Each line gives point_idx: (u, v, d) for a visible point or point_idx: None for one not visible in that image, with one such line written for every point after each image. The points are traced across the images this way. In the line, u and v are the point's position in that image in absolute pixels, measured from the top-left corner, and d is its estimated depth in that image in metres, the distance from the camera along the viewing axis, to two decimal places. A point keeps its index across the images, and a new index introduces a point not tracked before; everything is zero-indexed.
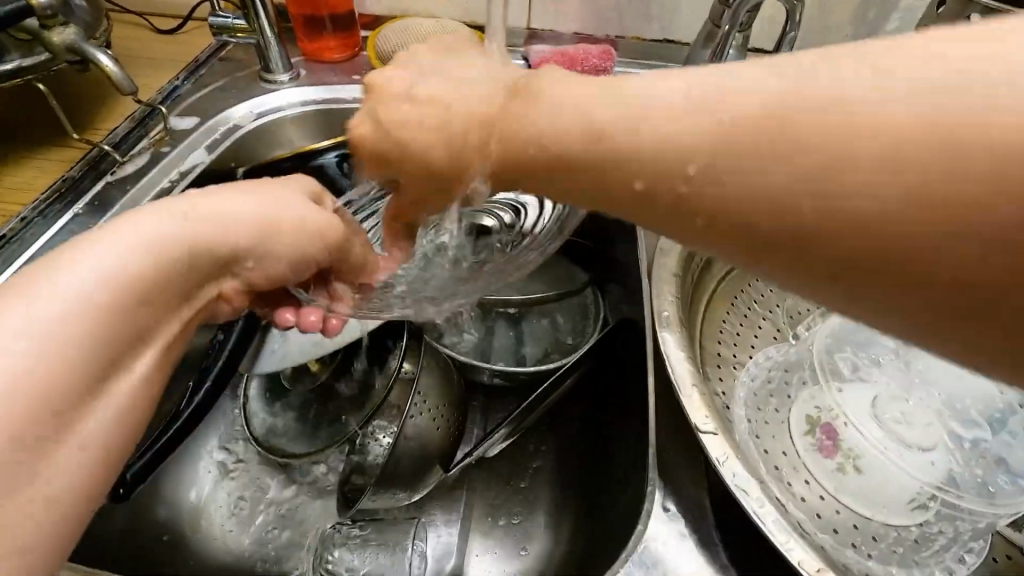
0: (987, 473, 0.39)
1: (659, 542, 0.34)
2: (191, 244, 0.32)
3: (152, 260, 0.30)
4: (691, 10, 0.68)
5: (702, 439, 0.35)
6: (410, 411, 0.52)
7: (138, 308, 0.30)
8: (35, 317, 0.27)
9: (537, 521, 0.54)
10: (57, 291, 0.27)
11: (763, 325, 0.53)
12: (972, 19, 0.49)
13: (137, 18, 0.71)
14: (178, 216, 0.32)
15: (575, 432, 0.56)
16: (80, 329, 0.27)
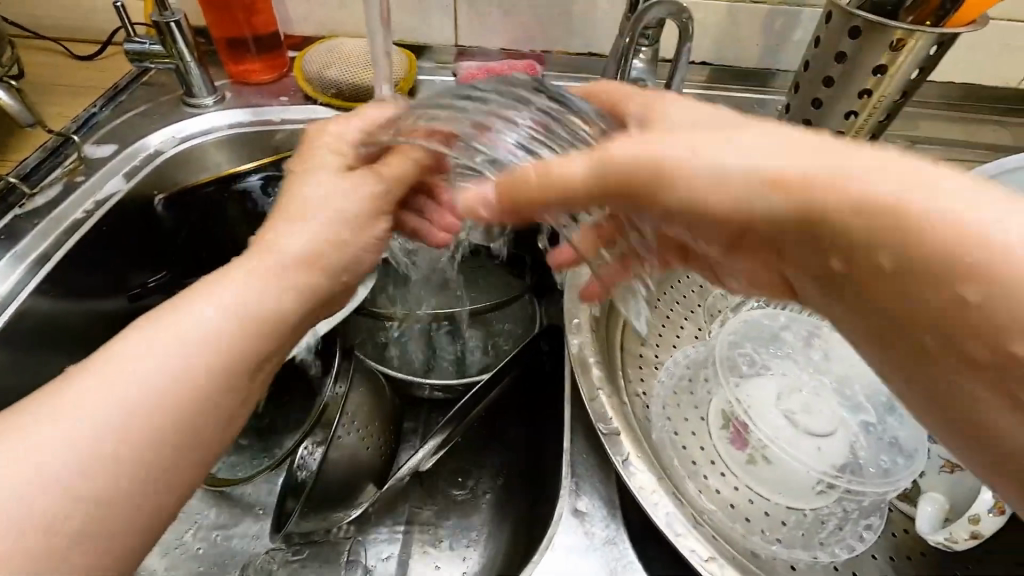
0: (879, 458, 0.42)
1: (569, 542, 0.36)
2: (255, 323, 0.32)
3: (209, 341, 0.30)
4: (609, 24, 0.71)
5: (604, 440, 0.36)
6: (340, 432, 0.52)
7: (207, 378, 0.29)
8: (67, 426, 0.26)
9: (479, 533, 0.54)
10: (117, 389, 0.27)
11: (686, 324, 0.55)
12: (857, 31, 0.54)
13: (52, 45, 0.70)
14: (200, 299, 0.31)
15: (514, 439, 0.57)
16: (147, 407, 0.27)
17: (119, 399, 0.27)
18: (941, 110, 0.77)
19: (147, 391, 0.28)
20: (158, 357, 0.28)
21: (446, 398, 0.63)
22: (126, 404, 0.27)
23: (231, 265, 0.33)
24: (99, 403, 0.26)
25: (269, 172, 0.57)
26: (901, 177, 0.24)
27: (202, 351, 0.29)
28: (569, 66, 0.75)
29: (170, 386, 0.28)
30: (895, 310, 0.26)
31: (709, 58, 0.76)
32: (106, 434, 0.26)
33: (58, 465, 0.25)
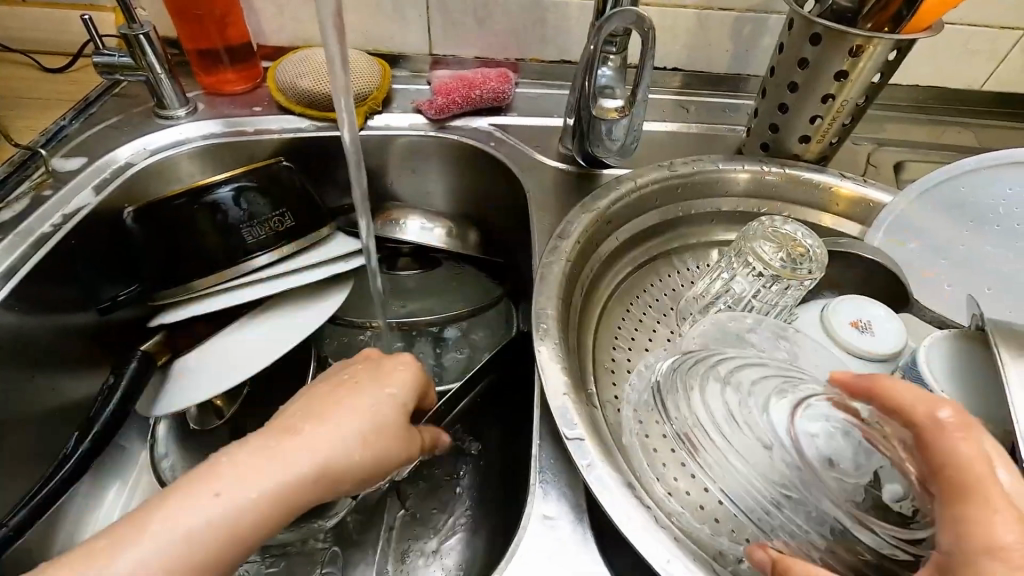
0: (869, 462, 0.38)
1: (536, 545, 0.36)
2: (337, 466, 0.36)
3: (300, 475, 0.35)
4: (580, 32, 0.72)
5: (569, 446, 0.37)
6: None
7: (283, 508, 0.34)
8: (165, 533, 0.31)
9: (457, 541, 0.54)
10: (217, 500, 0.33)
11: (659, 327, 0.56)
12: (817, 38, 0.55)
13: (22, 58, 0.69)
14: (311, 436, 0.36)
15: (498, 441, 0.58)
16: (227, 523, 0.32)
17: (210, 510, 0.32)
18: (907, 112, 0.79)
19: (210, 519, 0.32)
20: (250, 488, 0.33)
21: None
22: (225, 518, 0.32)
23: (352, 398, 0.39)
24: (197, 515, 0.32)
25: (241, 183, 0.57)
26: (966, 511, 0.28)
27: (276, 485, 0.34)
28: (542, 74, 0.76)
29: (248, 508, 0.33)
30: (968, 486, 0.28)
31: (680, 64, 0.77)
32: (191, 545, 0.31)
33: (148, 565, 0.30)
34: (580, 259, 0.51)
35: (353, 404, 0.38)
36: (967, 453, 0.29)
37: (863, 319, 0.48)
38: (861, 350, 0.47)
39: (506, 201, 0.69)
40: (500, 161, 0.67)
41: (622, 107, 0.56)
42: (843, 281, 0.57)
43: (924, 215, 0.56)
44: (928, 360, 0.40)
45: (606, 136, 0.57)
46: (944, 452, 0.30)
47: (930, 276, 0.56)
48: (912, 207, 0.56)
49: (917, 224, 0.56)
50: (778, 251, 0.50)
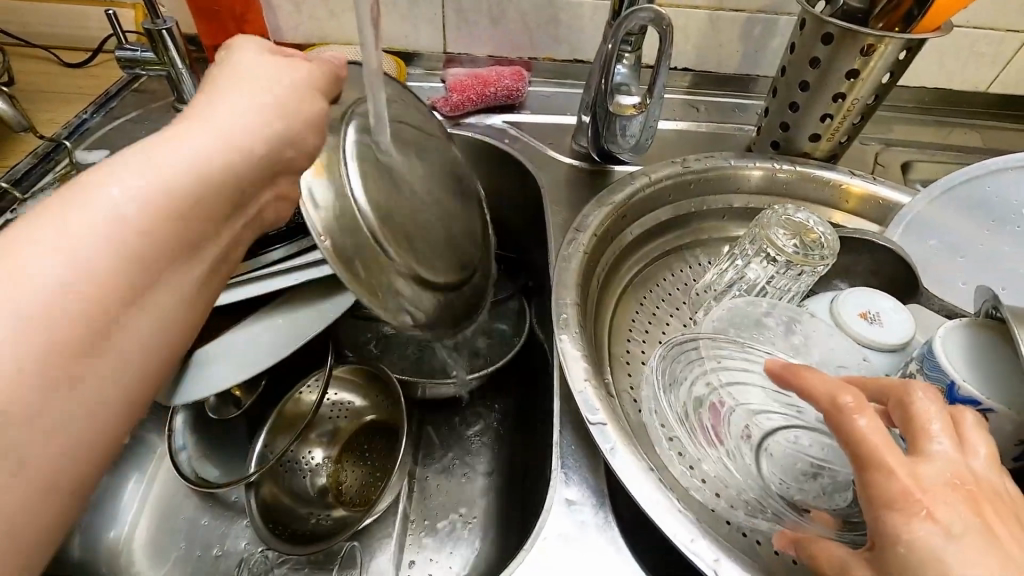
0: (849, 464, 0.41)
1: (559, 530, 0.36)
2: (249, 141, 0.32)
3: (194, 167, 0.29)
4: (592, 31, 0.73)
5: (593, 430, 0.37)
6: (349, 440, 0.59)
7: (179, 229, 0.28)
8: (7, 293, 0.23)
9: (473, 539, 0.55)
10: (68, 239, 0.25)
11: (672, 319, 0.57)
12: (829, 37, 0.56)
13: (43, 53, 0.70)
14: (194, 120, 0.31)
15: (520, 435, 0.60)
16: (111, 240, 0.26)
17: (63, 262, 0.24)
18: (913, 113, 0.80)
19: (73, 263, 0.24)
20: (120, 192, 0.27)
21: (441, 399, 0.64)
22: (72, 296, 0.24)
23: (217, 77, 0.33)
24: (26, 279, 0.23)
25: None
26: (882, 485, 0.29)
27: (163, 181, 0.28)
28: (554, 73, 0.77)
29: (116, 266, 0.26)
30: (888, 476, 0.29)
31: (690, 65, 0.78)
32: (47, 317, 0.24)
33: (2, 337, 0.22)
34: (597, 251, 0.52)
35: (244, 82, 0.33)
36: (864, 427, 0.31)
37: (872, 311, 0.49)
38: (875, 342, 0.47)
39: (520, 197, 0.69)
40: (514, 157, 0.68)
41: (638, 104, 0.57)
42: (855, 277, 0.58)
43: (944, 214, 0.57)
44: (942, 347, 0.41)
45: (621, 132, 0.58)
46: (846, 428, 0.31)
47: (944, 271, 0.57)
48: (930, 208, 0.57)
49: (939, 222, 0.57)
50: (792, 238, 0.51)
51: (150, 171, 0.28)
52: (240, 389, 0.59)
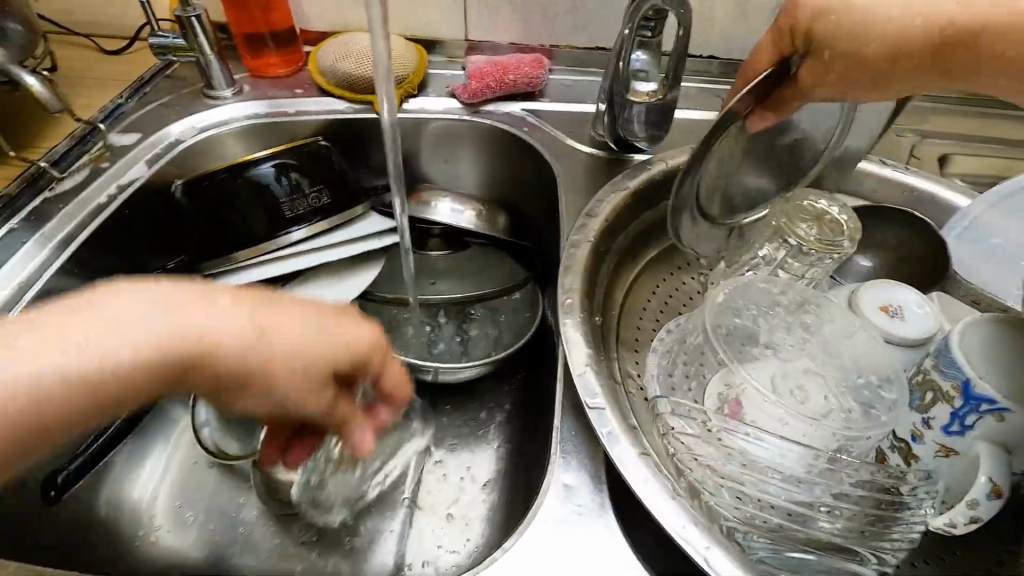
0: (894, 475, 0.39)
1: (555, 515, 0.36)
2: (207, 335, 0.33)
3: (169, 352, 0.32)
4: (614, 19, 0.72)
5: (590, 414, 0.37)
6: None
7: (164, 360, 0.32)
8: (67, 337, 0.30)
9: (473, 528, 0.57)
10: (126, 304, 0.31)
11: (692, 300, 0.56)
12: None
13: (83, 41, 0.73)
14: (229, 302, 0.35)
15: (530, 421, 0.61)
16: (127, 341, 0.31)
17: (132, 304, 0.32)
18: (959, 103, 0.74)
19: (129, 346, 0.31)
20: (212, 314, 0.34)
21: (451, 382, 0.63)
22: (78, 355, 0.29)
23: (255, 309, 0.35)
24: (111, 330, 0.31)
25: (284, 160, 0.57)
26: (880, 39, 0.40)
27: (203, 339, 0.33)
28: (576, 60, 0.76)
29: (151, 348, 0.31)
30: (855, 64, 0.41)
31: (717, 52, 0.75)
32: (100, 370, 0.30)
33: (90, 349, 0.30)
34: (610, 234, 0.52)
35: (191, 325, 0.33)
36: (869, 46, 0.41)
37: (893, 305, 0.46)
38: (898, 335, 0.44)
39: (539, 186, 0.69)
40: (532, 146, 0.67)
41: (655, 91, 0.57)
42: (880, 272, 0.56)
43: (1002, 219, 0.55)
44: (959, 341, 0.39)
45: (639, 118, 0.58)
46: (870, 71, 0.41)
47: (992, 276, 0.53)
48: (989, 213, 0.55)
49: (991, 231, 0.55)
50: (813, 227, 0.50)
51: (212, 301, 0.34)
52: None
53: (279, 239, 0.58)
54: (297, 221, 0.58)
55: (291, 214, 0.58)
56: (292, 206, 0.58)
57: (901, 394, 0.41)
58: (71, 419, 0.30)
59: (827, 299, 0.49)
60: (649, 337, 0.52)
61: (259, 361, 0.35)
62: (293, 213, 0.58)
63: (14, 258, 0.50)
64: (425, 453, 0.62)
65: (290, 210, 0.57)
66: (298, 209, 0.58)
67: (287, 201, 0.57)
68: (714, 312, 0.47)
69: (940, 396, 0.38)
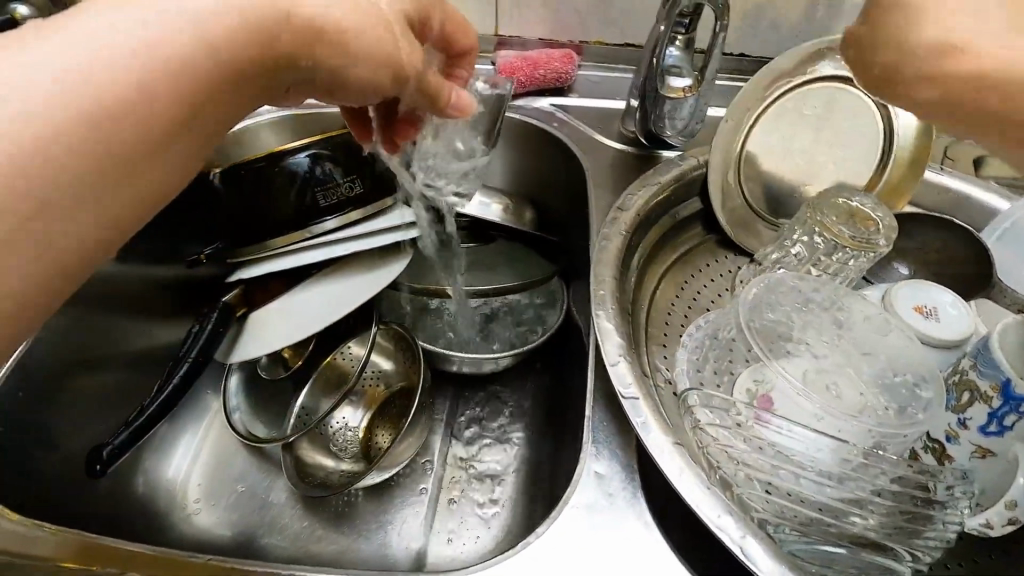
0: (929, 472, 0.38)
1: (586, 500, 0.37)
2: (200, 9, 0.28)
3: (172, 31, 0.27)
4: (646, 15, 0.72)
5: (625, 405, 0.38)
6: (385, 408, 0.62)
7: (166, 60, 0.27)
8: (32, 59, 0.25)
9: (499, 517, 0.57)
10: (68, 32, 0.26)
11: (722, 295, 0.55)
12: None
13: None
14: None
15: (555, 414, 0.62)
16: (92, 71, 0.26)
17: (95, 24, 0.26)
18: None
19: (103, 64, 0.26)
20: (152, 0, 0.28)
21: (475, 373, 0.64)
22: (75, 73, 0.26)
23: None
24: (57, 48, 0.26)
25: (318, 151, 0.56)
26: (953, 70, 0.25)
27: (171, 30, 0.27)
28: (605, 56, 0.76)
29: (168, 45, 0.27)
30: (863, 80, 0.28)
31: (748, 50, 0.74)
32: (91, 81, 0.26)
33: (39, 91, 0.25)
34: (641, 228, 0.52)
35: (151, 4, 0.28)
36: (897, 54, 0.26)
37: (929, 306, 0.46)
38: (933, 337, 0.44)
39: (567, 182, 0.70)
40: (561, 142, 0.68)
41: (689, 87, 0.57)
42: (913, 274, 0.56)
43: None
44: (1000, 342, 0.38)
45: (671, 114, 0.58)
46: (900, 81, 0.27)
47: None
48: None
49: None
50: (847, 223, 0.49)
51: None
52: (289, 351, 0.62)
53: (314, 227, 0.58)
54: (332, 212, 0.58)
55: (330, 204, 0.58)
56: (328, 197, 0.58)
57: (937, 393, 0.41)
58: (117, 169, 0.28)
59: (863, 299, 0.48)
60: (677, 334, 0.52)
61: (309, 33, 0.31)
62: (329, 204, 0.58)
63: None
64: (450, 441, 0.63)
65: (329, 200, 0.58)
66: (334, 201, 0.58)
67: (323, 193, 0.57)
68: (747, 306, 0.47)
69: (977, 396, 0.38)
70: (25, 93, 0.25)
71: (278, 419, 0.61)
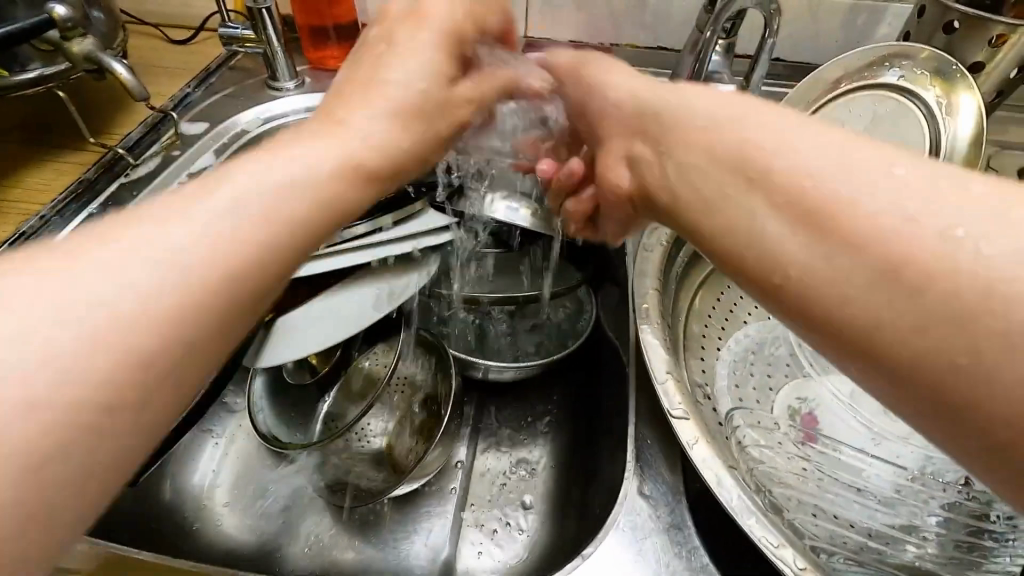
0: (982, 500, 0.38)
1: (633, 523, 0.36)
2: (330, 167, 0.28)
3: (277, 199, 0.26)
4: (680, 17, 0.70)
5: (673, 424, 0.36)
6: (411, 415, 0.61)
7: (263, 244, 0.25)
8: (113, 265, 0.22)
9: (528, 528, 0.57)
10: (155, 235, 0.23)
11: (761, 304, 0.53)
12: (952, 26, 0.51)
13: (152, 29, 0.75)
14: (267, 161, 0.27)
15: (583, 424, 0.60)
16: (196, 265, 0.23)
17: (195, 218, 0.24)
18: None
19: (216, 242, 0.24)
20: (279, 165, 0.27)
21: (501, 380, 0.62)
22: (159, 274, 0.22)
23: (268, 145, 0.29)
24: (149, 235, 0.23)
25: None
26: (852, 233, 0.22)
27: (276, 199, 0.26)
28: (636, 59, 0.74)
29: (244, 253, 0.25)
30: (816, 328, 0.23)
31: (784, 53, 0.72)
32: (187, 275, 0.23)
33: (126, 307, 0.21)
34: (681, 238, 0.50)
35: (240, 182, 0.26)
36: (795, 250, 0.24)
37: None
38: None
39: None
40: None
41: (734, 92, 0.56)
42: None
43: None
44: None
45: None
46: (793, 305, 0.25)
47: None
48: None
49: None
50: None
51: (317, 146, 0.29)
52: (315, 358, 0.61)
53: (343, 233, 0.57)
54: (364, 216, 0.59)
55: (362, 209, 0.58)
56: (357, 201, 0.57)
57: None
58: (143, 375, 0.22)
59: None
60: (715, 346, 0.49)
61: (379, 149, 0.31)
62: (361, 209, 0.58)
63: None
64: (477, 449, 0.62)
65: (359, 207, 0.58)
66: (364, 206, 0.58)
67: None
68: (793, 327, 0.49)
69: None
70: (90, 348, 0.20)
71: (305, 425, 0.61)
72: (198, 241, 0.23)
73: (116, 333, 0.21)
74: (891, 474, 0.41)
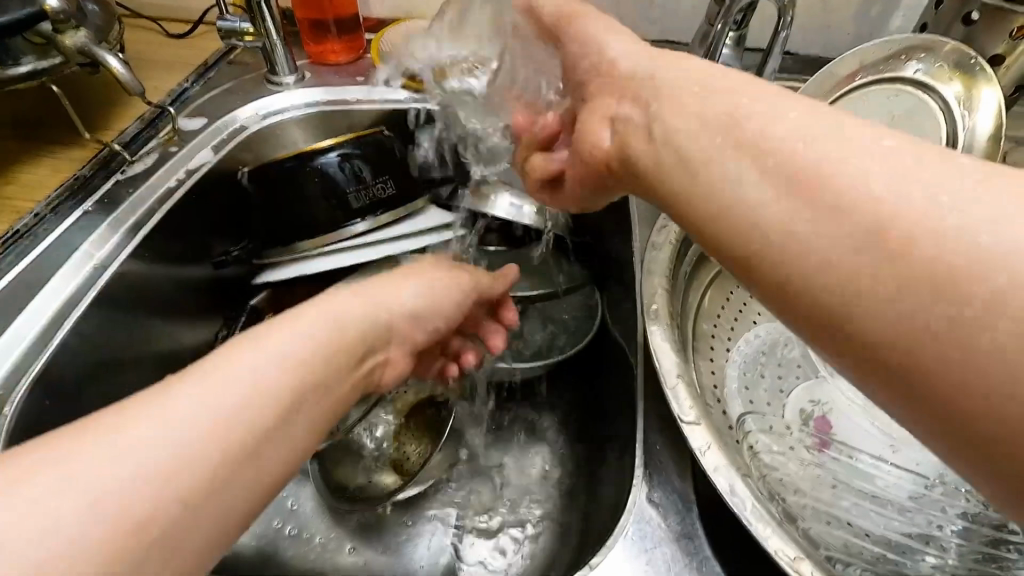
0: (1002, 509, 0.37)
1: (642, 532, 0.35)
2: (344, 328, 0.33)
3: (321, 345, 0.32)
4: (687, 10, 0.69)
5: (684, 429, 0.35)
6: (413, 415, 0.60)
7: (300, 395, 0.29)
8: (179, 416, 0.25)
9: (531, 532, 0.56)
10: (224, 374, 0.27)
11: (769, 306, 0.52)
12: (971, 17, 0.50)
13: (150, 24, 0.74)
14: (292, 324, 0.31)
15: (587, 427, 0.60)
16: (270, 392, 0.28)
17: (253, 371, 0.28)
18: None
19: (263, 378, 0.28)
20: (297, 333, 0.31)
21: (504, 381, 0.62)
22: (222, 413, 0.26)
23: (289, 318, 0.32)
24: (212, 387, 0.26)
25: (346, 150, 0.54)
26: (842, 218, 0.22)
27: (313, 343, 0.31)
28: None
29: (285, 385, 0.29)
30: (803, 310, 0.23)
31: (794, 47, 0.70)
32: (261, 400, 0.27)
33: (200, 433, 0.25)
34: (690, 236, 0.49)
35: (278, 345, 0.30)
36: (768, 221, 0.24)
37: None
38: None
39: None
40: None
41: None
42: None
43: None
44: None
45: None
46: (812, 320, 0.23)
47: None
48: None
49: None
50: None
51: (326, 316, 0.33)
52: None
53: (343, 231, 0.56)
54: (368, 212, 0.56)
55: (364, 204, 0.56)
56: (359, 198, 0.55)
57: None
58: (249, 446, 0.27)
59: None
60: (724, 346, 0.48)
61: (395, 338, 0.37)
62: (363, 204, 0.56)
63: (87, 241, 0.50)
64: (481, 451, 0.61)
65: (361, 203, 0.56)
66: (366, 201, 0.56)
67: (355, 191, 0.55)
68: None
69: None
70: (176, 457, 0.24)
71: None
72: (256, 391, 0.28)
73: (203, 454, 0.25)
74: (907, 481, 0.40)
